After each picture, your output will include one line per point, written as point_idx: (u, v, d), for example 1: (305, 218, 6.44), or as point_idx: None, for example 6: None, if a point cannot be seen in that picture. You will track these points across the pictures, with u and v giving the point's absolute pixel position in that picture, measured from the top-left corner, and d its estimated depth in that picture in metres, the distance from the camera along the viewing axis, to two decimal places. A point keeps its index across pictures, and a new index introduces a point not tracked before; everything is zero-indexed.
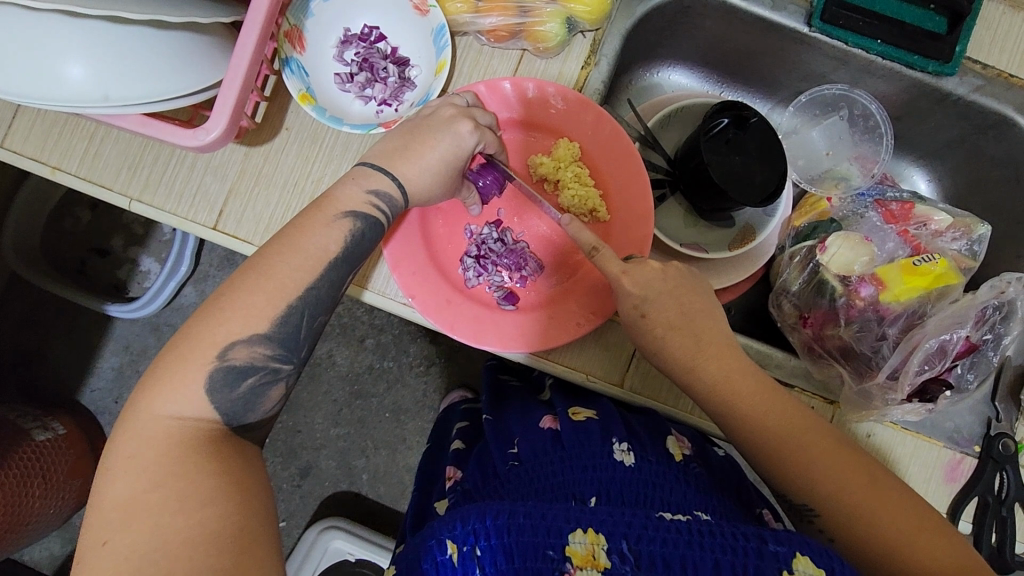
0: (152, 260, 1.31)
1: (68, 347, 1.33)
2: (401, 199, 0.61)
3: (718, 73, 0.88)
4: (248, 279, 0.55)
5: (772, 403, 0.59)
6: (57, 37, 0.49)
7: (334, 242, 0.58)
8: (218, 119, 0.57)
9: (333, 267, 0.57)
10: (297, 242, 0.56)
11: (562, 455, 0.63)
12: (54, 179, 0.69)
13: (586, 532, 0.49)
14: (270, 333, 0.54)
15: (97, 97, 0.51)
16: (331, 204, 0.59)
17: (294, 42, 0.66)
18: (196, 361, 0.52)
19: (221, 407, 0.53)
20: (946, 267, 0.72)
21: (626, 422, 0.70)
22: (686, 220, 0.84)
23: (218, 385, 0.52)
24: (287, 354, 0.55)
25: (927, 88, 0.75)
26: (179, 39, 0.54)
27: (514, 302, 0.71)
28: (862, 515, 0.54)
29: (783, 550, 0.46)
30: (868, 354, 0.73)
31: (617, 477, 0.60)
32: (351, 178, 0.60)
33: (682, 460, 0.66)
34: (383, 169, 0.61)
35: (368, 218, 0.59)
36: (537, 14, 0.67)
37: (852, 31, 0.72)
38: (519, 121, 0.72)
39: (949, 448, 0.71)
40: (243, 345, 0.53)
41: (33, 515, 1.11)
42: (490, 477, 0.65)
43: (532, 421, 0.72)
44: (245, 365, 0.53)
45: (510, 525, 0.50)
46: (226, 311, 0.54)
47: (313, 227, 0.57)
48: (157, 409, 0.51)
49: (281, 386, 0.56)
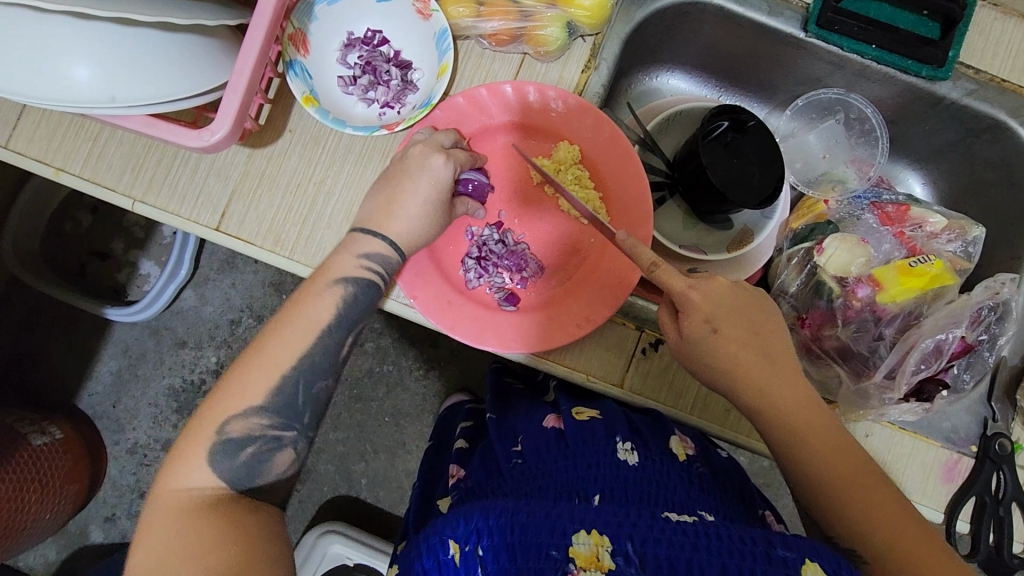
0: (152, 263, 1.32)
1: (67, 351, 1.33)
2: (394, 256, 0.62)
3: (716, 77, 0.89)
4: (245, 361, 0.58)
5: (794, 397, 0.60)
6: (64, 39, 0.49)
7: (326, 310, 0.59)
8: (222, 121, 0.58)
9: (327, 332, 0.59)
10: (291, 318, 0.59)
11: (565, 453, 0.64)
12: (58, 180, 0.70)
13: (590, 534, 0.48)
14: (265, 404, 0.56)
15: (103, 99, 0.52)
16: (323, 274, 0.60)
17: (298, 45, 0.67)
18: (200, 437, 0.55)
19: (230, 477, 0.55)
20: (942, 267, 0.73)
21: (630, 424, 0.70)
22: (685, 222, 0.85)
23: (219, 454, 0.55)
24: (287, 422, 0.57)
25: (921, 92, 0.76)
26: (184, 42, 0.55)
27: (514, 303, 0.72)
28: (865, 516, 0.56)
29: (792, 555, 0.46)
30: (865, 353, 0.74)
31: (621, 476, 0.60)
32: (343, 247, 0.62)
33: (686, 460, 0.67)
34: (371, 232, 0.62)
35: (361, 284, 0.61)
36: (538, 18, 0.68)
37: (847, 36, 0.73)
38: (472, 136, 0.71)
39: (946, 448, 0.72)
40: (240, 418, 0.56)
41: (29, 520, 1.11)
42: (493, 475, 0.65)
43: (537, 418, 0.73)
44: (243, 436, 0.56)
45: (512, 525, 0.51)
46: (225, 391, 0.56)
47: (306, 298, 0.60)
48: (171, 485, 0.54)
49: (287, 452, 0.58)
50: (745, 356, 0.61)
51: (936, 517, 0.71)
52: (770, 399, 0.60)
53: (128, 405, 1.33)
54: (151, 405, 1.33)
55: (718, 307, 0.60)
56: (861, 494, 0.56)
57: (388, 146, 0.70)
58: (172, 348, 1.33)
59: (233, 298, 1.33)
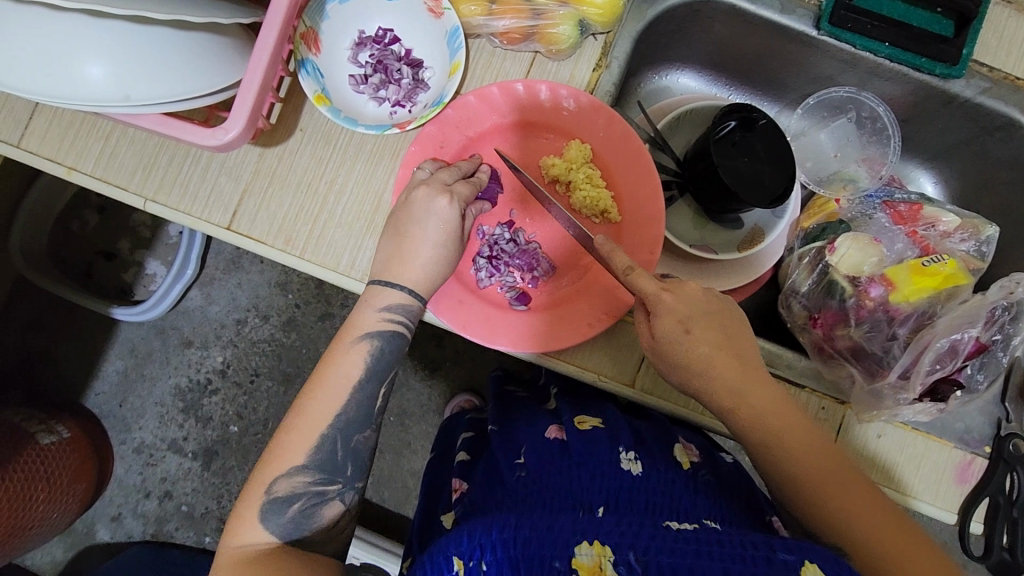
0: (159, 263, 1.32)
1: (74, 351, 1.33)
2: (416, 302, 0.62)
3: (726, 76, 0.88)
4: (289, 421, 0.59)
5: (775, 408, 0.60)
6: (80, 36, 0.49)
7: (355, 365, 0.61)
8: (236, 119, 0.58)
9: (358, 387, 0.60)
10: (323, 378, 0.60)
11: (569, 463, 0.63)
12: (70, 179, 0.70)
13: (593, 544, 0.48)
14: (306, 462, 0.58)
15: (118, 98, 0.52)
16: (349, 330, 0.62)
17: (310, 44, 0.67)
18: (251, 497, 0.57)
19: (282, 531, 0.57)
20: (956, 267, 0.73)
21: (635, 433, 0.71)
22: (695, 222, 0.85)
23: (268, 514, 0.57)
24: (329, 477, 0.59)
25: (934, 90, 0.75)
26: (199, 40, 0.55)
27: (525, 303, 0.71)
28: (854, 522, 0.55)
29: (792, 558, 0.45)
30: (878, 353, 0.74)
31: (626, 484, 0.60)
32: (364, 301, 0.62)
33: (691, 468, 0.66)
34: (388, 283, 0.62)
35: (386, 335, 0.61)
36: (550, 17, 0.68)
37: (860, 34, 0.73)
38: (470, 142, 0.71)
39: (959, 449, 0.70)
40: (284, 478, 0.57)
41: (37, 519, 1.11)
42: (496, 485, 0.64)
43: (539, 431, 0.71)
44: (288, 494, 0.57)
45: (516, 538, 0.50)
46: (273, 452, 0.58)
47: (337, 357, 0.61)
48: (230, 543, 0.57)
49: (334, 504, 0.59)
50: (723, 359, 0.60)
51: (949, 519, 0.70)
52: (746, 400, 0.60)
53: (134, 405, 1.33)
54: (157, 405, 1.33)
55: (691, 309, 0.60)
56: (852, 505, 0.56)
57: (399, 145, 0.70)
58: (178, 348, 1.33)
59: (239, 298, 1.33)
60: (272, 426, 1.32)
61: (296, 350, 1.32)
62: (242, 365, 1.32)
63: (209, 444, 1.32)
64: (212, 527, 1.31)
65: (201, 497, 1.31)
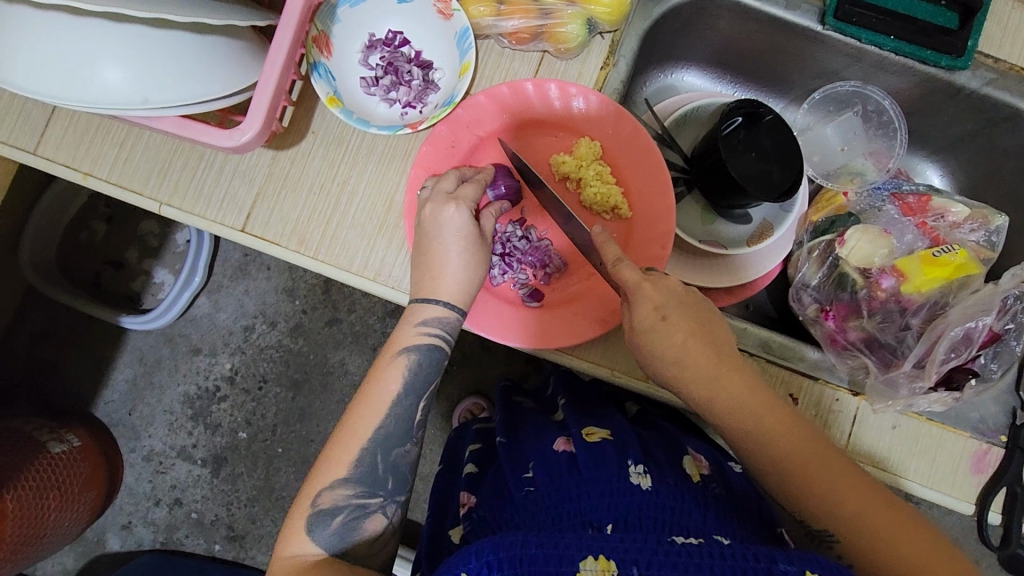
0: (166, 271, 1.33)
1: (83, 360, 1.34)
2: (454, 315, 0.63)
3: (731, 73, 0.89)
4: (336, 435, 0.61)
5: (750, 393, 0.59)
6: (101, 40, 0.50)
7: (394, 381, 0.62)
8: (252, 121, 0.58)
9: (399, 401, 0.61)
10: (365, 395, 0.62)
11: (577, 480, 0.61)
12: (86, 184, 0.70)
13: (598, 560, 0.46)
14: (349, 475, 0.59)
15: (136, 101, 0.52)
16: (389, 346, 0.63)
17: (322, 47, 0.68)
18: (298, 509, 0.58)
19: (325, 545, 0.57)
20: (966, 257, 0.73)
21: (644, 447, 0.67)
22: (703, 217, 0.86)
23: (314, 527, 0.57)
24: (371, 489, 0.59)
25: (940, 82, 0.76)
26: (215, 43, 0.55)
27: (538, 299, 0.71)
28: (841, 505, 0.56)
29: (792, 569, 0.45)
30: (892, 343, 0.75)
31: (634, 502, 0.57)
32: (404, 317, 0.64)
33: (701, 481, 0.64)
34: (425, 298, 0.63)
35: (423, 349, 0.62)
36: (559, 16, 0.69)
37: (865, 28, 0.74)
38: (481, 141, 0.71)
39: (975, 438, 0.70)
40: (327, 490, 0.58)
41: (49, 527, 1.11)
42: (506, 504, 0.63)
43: (546, 443, 0.68)
44: (330, 506, 0.58)
45: (522, 556, 0.48)
46: (319, 466, 0.60)
47: (379, 373, 0.62)
48: (281, 554, 0.58)
49: (377, 517, 0.59)
50: (696, 350, 0.59)
51: (967, 509, 0.69)
52: (725, 395, 0.59)
53: (143, 413, 1.33)
54: (166, 413, 1.33)
55: (668, 299, 0.59)
56: (841, 490, 0.56)
57: (410, 146, 0.71)
58: (186, 355, 1.34)
59: (246, 304, 1.33)
60: (280, 432, 1.32)
61: (304, 356, 1.32)
62: (251, 372, 1.33)
63: (218, 451, 1.32)
64: (222, 535, 1.31)
65: (210, 504, 1.31)
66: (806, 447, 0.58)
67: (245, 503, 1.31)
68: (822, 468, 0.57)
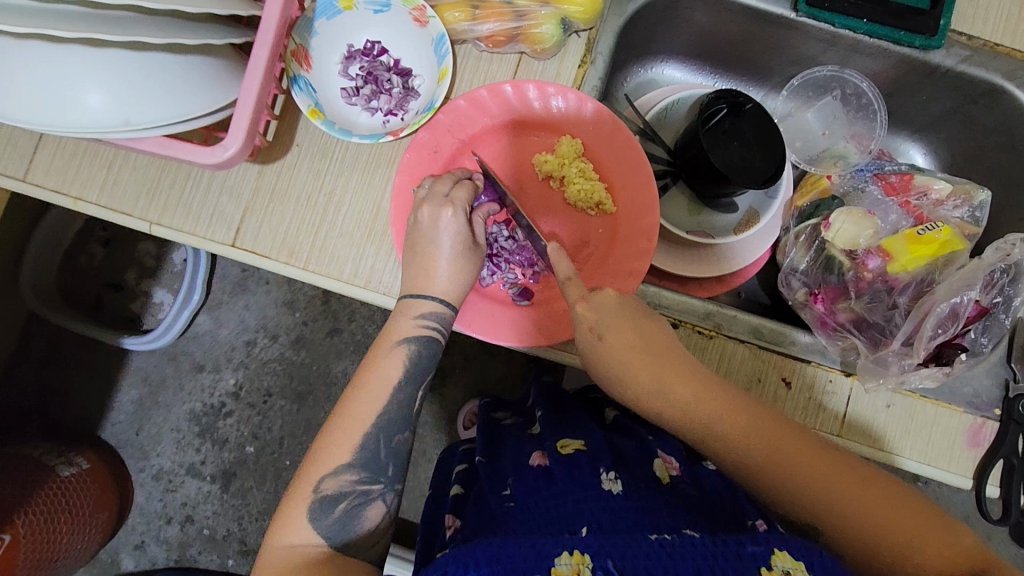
0: (166, 291, 1.34)
1: (88, 383, 1.35)
2: (448, 311, 0.65)
3: (710, 64, 0.90)
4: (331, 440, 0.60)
5: (694, 391, 0.60)
6: (78, 66, 0.51)
7: (394, 368, 0.63)
8: (234, 135, 0.60)
9: (399, 388, 0.62)
10: (359, 385, 0.62)
11: (552, 492, 0.62)
12: (77, 209, 0.71)
13: (573, 554, 0.47)
14: (352, 460, 0.59)
15: (119, 123, 0.54)
16: (385, 337, 0.64)
17: (301, 60, 0.69)
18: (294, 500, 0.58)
19: (325, 531, 0.57)
20: (951, 233, 0.74)
21: (615, 454, 0.68)
22: (690, 208, 0.86)
23: (317, 513, 0.57)
24: (374, 475, 0.59)
25: (915, 62, 0.77)
26: (193, 61, 0.56)
27: (528, 298, 0.72)
28: (815, 491, 0.55)
29: (759, 550, 0.47)
30: (881, 322, 0.76)
31: (608, 508, 0.58)
32: (398, 311, 0.65)
33: (670, 482, 0.65)
34: (419, 294, 0.64)
35: (422, 339, 0.64)
36: (533, 17, 0.70)
37: (837, 13, 0.74)
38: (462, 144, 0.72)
39: (969, 413, 0.70)
40: (331, 476, 0.58)
41: (62, 550, 1.12)
42: (486, 521, 0.62)
43: (523, 459, 0.71)
44: (335, 493, 0.58)
45: (501, 556, 0.48)
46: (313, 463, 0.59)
47: (376, 361, 0.63)
48: (277, 541, 0.57)
49: (378, 504, 0.59)
50: (641, 359, 0.61)
51: (964, 484, 0.70)
52: (680, 399, 0.60)
53: (150, 432, 1.34)
54: (172, 431, 1.34)
55: (603, 315, 0.62)
56: (812, 477, 0.56)
57: (394, 152, 0.72)
58: (191, 373, 1.35)
59: (248, 319, 1.34)
60: (287, 444, 1.33)
61: (306, 368, 1.33)
62: (255, 386, 1.34)
63: (226, 467, 1.33)
64: (235, 549, 1.32)
65: (221, 519, 1.32)
66: (763, 436, 0.58)
67: (256, 517, 1.32)
68: (793, 459, 0.56)
